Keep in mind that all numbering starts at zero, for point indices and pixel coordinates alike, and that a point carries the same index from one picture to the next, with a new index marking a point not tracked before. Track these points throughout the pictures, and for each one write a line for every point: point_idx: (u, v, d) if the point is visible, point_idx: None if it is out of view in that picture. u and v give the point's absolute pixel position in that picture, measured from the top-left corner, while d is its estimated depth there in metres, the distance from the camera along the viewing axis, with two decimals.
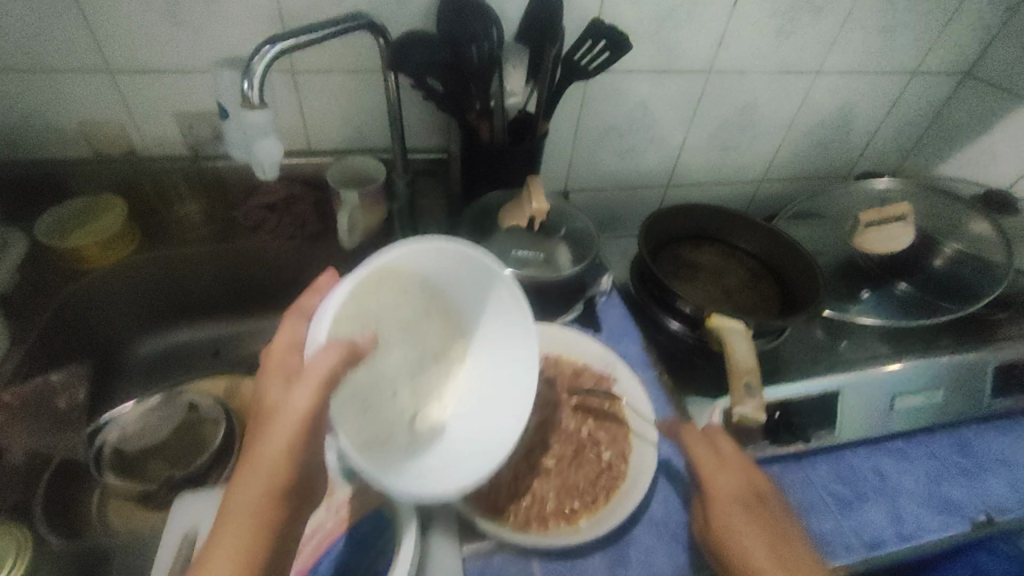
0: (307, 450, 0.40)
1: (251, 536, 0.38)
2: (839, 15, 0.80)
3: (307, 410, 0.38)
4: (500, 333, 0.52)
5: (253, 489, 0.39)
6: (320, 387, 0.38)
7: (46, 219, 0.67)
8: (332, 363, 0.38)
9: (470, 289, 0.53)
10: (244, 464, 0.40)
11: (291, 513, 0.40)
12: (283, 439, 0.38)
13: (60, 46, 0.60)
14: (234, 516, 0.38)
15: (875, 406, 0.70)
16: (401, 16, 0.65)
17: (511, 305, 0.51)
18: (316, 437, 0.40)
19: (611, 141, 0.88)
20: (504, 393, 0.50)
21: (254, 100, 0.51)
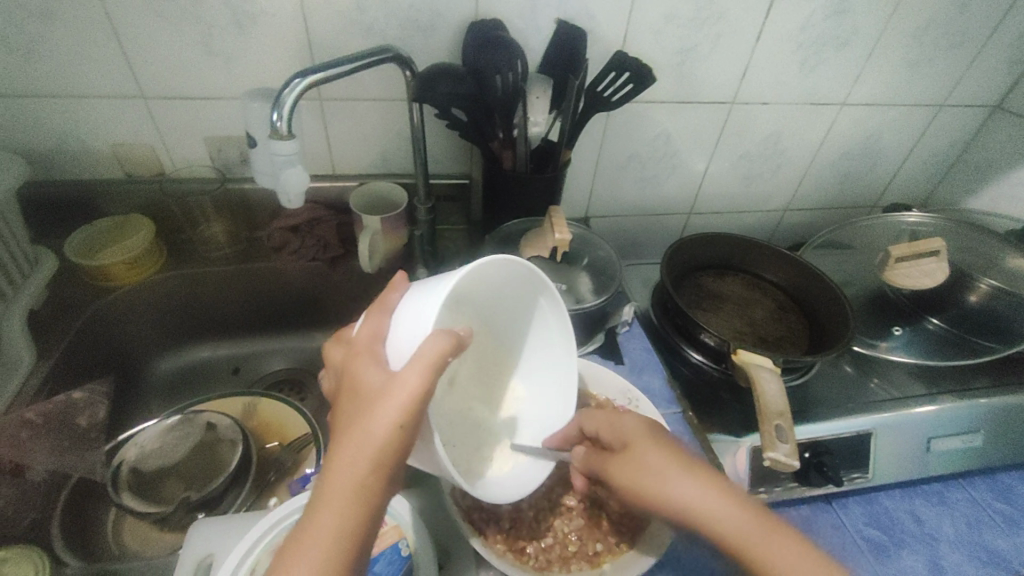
0: (414, 435, 0.37)
1: (350, 518, 0.36)
2: (866, 47, 0.79)
3: (419, 391, 0.36)
4: (542, 347, 0.55)
5: (354, 471, 0.36)
6: (434, 369, 0.36)
7: (75, 237, 0.68)
8: (449, 348, 0.36)
9: (511, 306, 0.55)
10: (344, 443, 0.37)
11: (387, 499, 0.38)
12: (392, 417, 0.35)
13: (98, 73, 0.62)
14: (333, 499, 0.36)
15: (910, 449, 0.67)
16: (428, 46, 0.66)
17: (552, 322, 0.52)
18: (426, 420, 0.37)
19: (633, 169, 0.87)
20: (555, 406, 0.52)
21: (283, 131, 0.52)
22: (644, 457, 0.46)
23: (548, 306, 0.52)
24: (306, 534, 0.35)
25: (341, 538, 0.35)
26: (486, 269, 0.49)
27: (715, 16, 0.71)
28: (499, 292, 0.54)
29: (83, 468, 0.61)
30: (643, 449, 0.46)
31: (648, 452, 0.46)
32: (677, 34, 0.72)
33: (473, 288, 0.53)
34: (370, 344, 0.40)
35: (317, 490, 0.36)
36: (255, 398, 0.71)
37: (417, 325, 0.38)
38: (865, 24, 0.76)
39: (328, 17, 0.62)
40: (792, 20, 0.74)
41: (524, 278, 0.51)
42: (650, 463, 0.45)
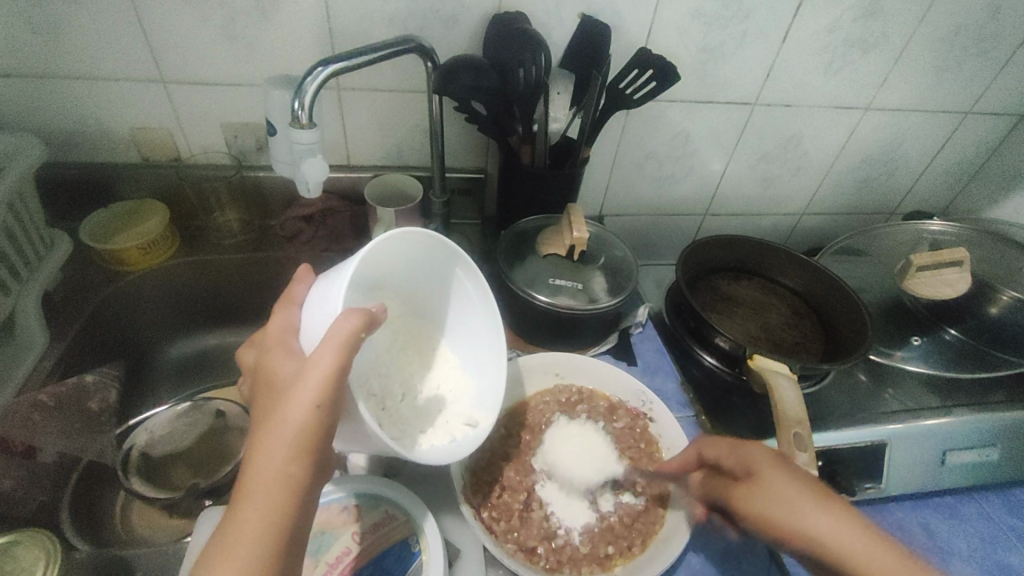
0: (334, 417, 0.36)
1: (275, 508, 0.35)
2: (893, 51, 0.78)
3: (332, 373, 0.35)
4: (468, 321, 0.52)
5: (276, 460, 0.35)
6: (345, 349, 0.35)
7: (91, 221, 0.68)
8: (359, 324, 0.36)
9: (431, 283, 0.53)
10: (263, 435, 0.36)
11: (314, 487, 0.37)
12: (308, 400, 0.35)
13: (119, 55, 0.62)
14: (256, 492, 0.35)
15: (925, 461, 0.66)
16: (449, 37, 0.66)
17: (471, 292, 0.50)
18: (343, 399, 0.37)
19: (651, 169, 0.86)
20: (485, 378, 0.50)
21: (304, 120, 0.52)
22: (785, 486, 0.42)
23: (465, 276, 0.50)
24: (231, 530, 0.34)
25: (266, 532, 0.34)
26: (396, 242, 0.47)
27: (741, 15, 0.70)
28: (414, 268, 0.51)
29: (92, 451, 0.61)
30: (778, 479, 0.43)
31: (791, 484, 0.42)
32: (702, 32, 0.71)
33: (384, 266, 0.50)
34: (285, 335, 0.41)
35: (241, 485, 0.36)
36: None
37: (326, 309, 0.39)
38: (895, 27, 0.75)
39: (349, 6, 0.61)
40: (820, 21, 0.72)
41: (435, 248, 0.49)
42: (790, 494, 0.42)
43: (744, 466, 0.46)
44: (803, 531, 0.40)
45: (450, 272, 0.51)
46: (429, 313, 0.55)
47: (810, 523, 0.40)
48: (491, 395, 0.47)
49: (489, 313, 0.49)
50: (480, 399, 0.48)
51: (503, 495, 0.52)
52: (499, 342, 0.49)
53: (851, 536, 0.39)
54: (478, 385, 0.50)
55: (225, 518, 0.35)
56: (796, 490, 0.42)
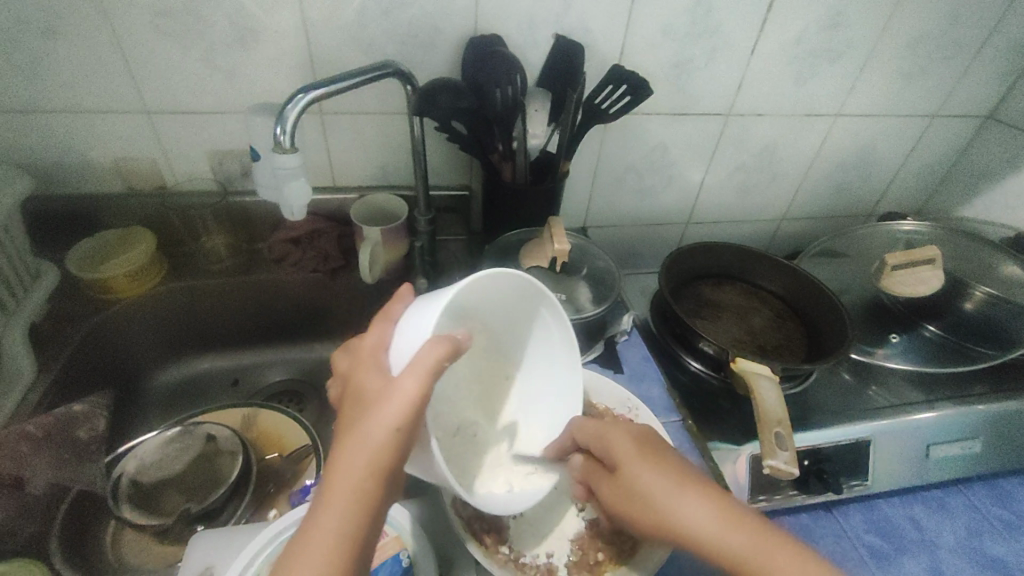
0: (411, 441, 0.37)
1: (349, 523, 0.36)
2: (858, 59, 0.81)
3: (416, 396, 0.36)
4: (553, 359, 0.53)
5: (352, 476, 0.36)
6: (430, 373, 0.36)
7: (77, 250, 0.69)
8: (446, 354, 0.37)
9: (517, 316, 0.54)
10: (342, 449, 0.37)
11: (383, 508, 0.38)
12: (390, 420, 0.36)
13: (103, 89, 0.63)
14: (334, 505, 0.36)
15: (909, 456, 0.67)
16: (428, 61, 0.68)
17: (556, 332, 0.52)
18: (424, 424, 0.37)
19: (630, 180, 0.88)
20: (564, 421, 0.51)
21: (286, 144, 0.52)
22: (655, 480, 0.44)
23: (552, 316, 0.51)
24: (307, 537, 0.35)
25: (338, 545, 0.35)
26: (486, 282, 0.47)
27: (709, 30, 0.73)
28: (504, 301, 0.53)
29: (82, 481, 0.60)
30: (643, 469, 0.45)
31: (650, 467, 0.45)
32: (672, 48, 0.73)
33: (478, 299, 0.51)
34: (373, 352, 0.42)
35: (319, 495, 0.37)
36: (253, 410, 0.71)
37: (416, 331, 0.39)
38: (856, 38, 0.78)
39: (329, 33, 0.63)
40: (786, 33, 0.75)
41: (522, 289, 0.50)
42: (658, 482, 0.44)
43: (609, 456, 0.46)
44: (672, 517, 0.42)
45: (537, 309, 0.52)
46: (510, 341, 0.56)
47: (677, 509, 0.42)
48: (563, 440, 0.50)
49: (571, 357, 0.51)
50: (551, 437, 0.51)
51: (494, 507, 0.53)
52: (577, 387, 0.51)
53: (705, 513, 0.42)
54: (551, 423, 0.52)
55: (301, 525, 0.36)
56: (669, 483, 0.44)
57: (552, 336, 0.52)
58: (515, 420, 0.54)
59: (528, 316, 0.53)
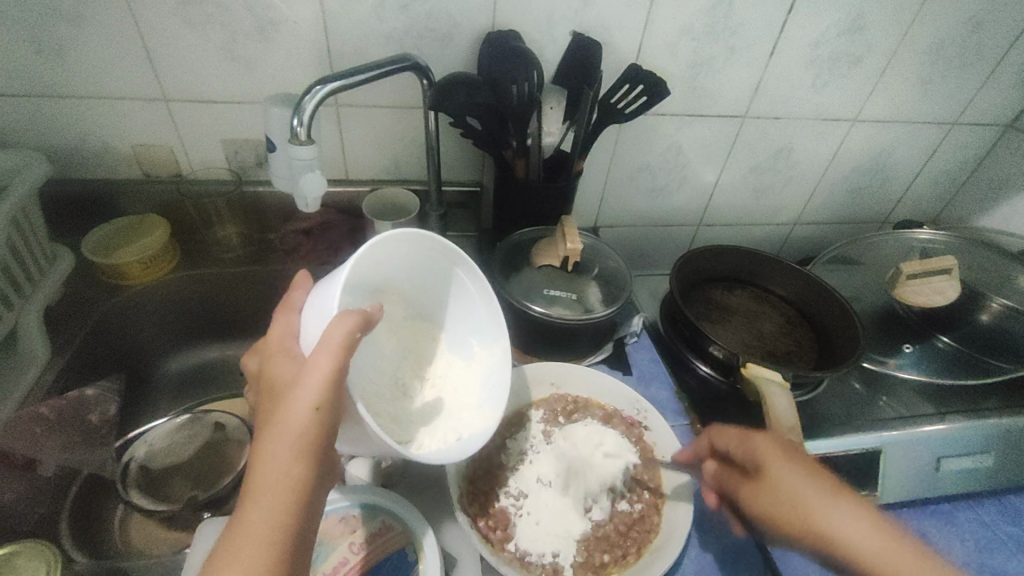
0: (336, 418, 0.37)
1: (281, 512, 0.35)
2: (879, 64, 0.80)
3: (333, 373, 0.36)
4: (468, 317, 0.53)
5: (279, 463, 0.36)
6: (343, 347, 0.36)
7: (93, 235, 0.69)
8: (357, 323, 0.38)
9: (429, 282, 0.54)
10: (266, 439, 0.37)
11: (320, 490, 0.38)
12: (308, 401, 0.36)
13: (122, 76, 0.63)
14: (261, 497, 0.35)
15: (920, 468, 0.66)
16: (445, 55, 0.68)
17: (471, 289, 0.52)
18: (346, 401, 0.37)
19: (644, 181, 0.88)
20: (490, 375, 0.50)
21: (302, 136, 0.53)
22: (809, 485, 0.43)
23: (465, 272, 0.52)
24: (236, 535, 0.34)
25: (272, 533, 0.35)
26: (395, 240, 0.47)
27: (729, 32, 0.72)
28: (412, 268, 0.52)
29: (92, 465, 0.62)
30: (800, 474, 0.44)
31: (800, 475, 0.44)
32: (691, 48, 0.73)
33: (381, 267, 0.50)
34: (286, 343, 0.42)
35: (245, 490, 0.36)
36: None
37: (323, 312, 0.40)
38: (878, 42, 0.77)
39: (348, 26, 0.63)
40: (807, 35, 0.74)
41: (433, 246, 0.50)
42: (834, 510, 0.41)
43: (756, 461, 0.46)
44: (829, 533, 0.40)
45: (448, 269, 0.52)
46: (426, 312, 0.55)
47: (834, 523, 0.40)
48: (499, 392, 0.48)
49: (490, 310, 0.51)
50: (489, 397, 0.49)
51: (499, 503, 0.53)
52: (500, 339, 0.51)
53: (866, 532, 0.40)
54: (484, 381, 0.51)
55: (230, 522, 0.36)
56: (825, 491, 0.42)
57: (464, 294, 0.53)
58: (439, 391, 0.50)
59: (440, 281, 0.53)
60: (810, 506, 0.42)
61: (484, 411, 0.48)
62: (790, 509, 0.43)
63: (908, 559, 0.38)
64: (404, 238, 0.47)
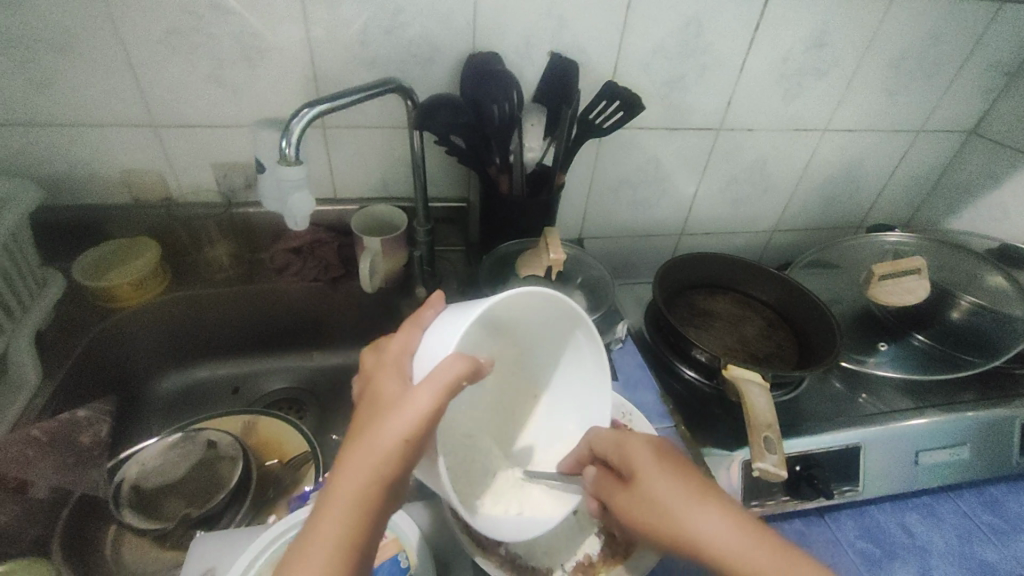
0: (419, 456, 0.38)
1: (347, 533, 0.36)
2: (843, 76, 0.84)
3: (431, 409, 0.37)
4: (582, 381, 0.52)
5: (359, 480, 0.37)
6: (447, 388, 0.37)
7: (82, 259, 0.70)
8: (466, 372, 0.38)
9: (554, 339, 0.54)
10: (352, 454, 0.38)
11: (384, 519, 0.38)
12: (400, 432, 0.37)
13: (113, 104, 0.65)
14: (334, 509, 0.37)
15: (899, 462, 0.69)
16: (428, 77, 0.70)
17: (588, 362, 0.51)
18: (433, 439, 0.38)
19: (625, 193, 0.91)
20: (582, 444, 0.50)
21: (292, 157, 0.54)
22: (700, 518, 0.40)
23: (586, 345, 0.50)
24: (305, 539, 0.36)
25: (338, 547, 0.36)
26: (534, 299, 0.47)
27: (700, 50, 0.76)
28: (544, 322, 0.52)
29: (83, 485, 0.60)
30: (685, 506, 0.41)
31: (675, 480, 0.43)
32: (664, 66, 0.76)
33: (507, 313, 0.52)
34: (399, 358, 0.43)
35: (320, 499, 0.38)
36: (254, 416, 0.72)
37: (442, 343, 0.40)
38: (841, 57, 0.81)
39: (333, 53, 0.66)
40: (773, 51, 0.78)
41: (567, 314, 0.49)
42: (700, 519, 0.40)
43: (628, 466, 0.44)
44: (697, 535, 0.40)
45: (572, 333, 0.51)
46: (540, 360, 0.56)
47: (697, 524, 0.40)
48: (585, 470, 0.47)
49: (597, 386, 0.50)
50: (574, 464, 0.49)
51: None
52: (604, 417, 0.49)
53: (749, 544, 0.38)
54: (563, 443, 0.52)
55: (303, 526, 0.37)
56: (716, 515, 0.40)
57: (582, 358, 0.51)
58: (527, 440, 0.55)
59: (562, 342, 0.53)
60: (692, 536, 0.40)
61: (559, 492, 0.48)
62: (658, 520, 0.42)
63: (761, 553, 0.37)
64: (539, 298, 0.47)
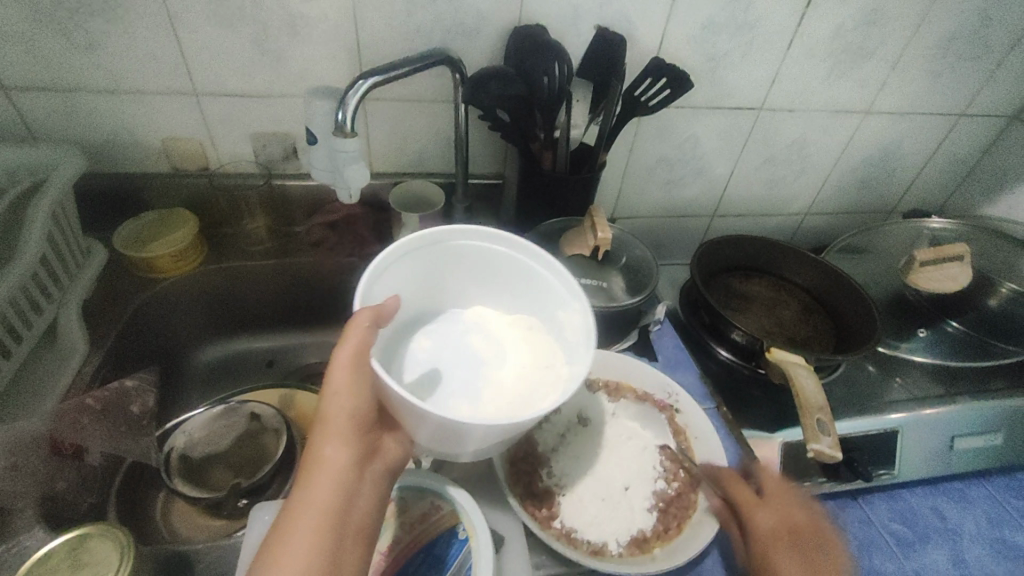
0: (362, 401, 0.42)
1: (329, 490, 0.40)
2: (891, 57, 0.81)
3: (352, 360, 0.41)
4: (545, 293, 0.51)
5: (323, 443, 0.42)
6: (358, 334, 0.41)
7: (123, 230, 0.70)
8: (371, 319, 0.43)
9: (496, 273, 0.53)
10: (314, 426, 0.43)
11: (363, 469, 0.42)
12: (337, 388, 0.42)
13: (154, 71, 0.64)
14: (311, 476, 0.41)
15: (935, 447, 0.69)
16: (471, 48, 0.69)
17: (531, 266, 0.51)
18: (368, 382, 0.42)
19: (661, 172, 0.89)
20: (580, 343, 0.47)
21: (347, 128, 0.53)
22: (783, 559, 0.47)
23: (517, 251, 0.51)
24: (293, 508, 0.40)
25: (319, 503, 0.40)
26: (432, 250, 0.51)
27: (748, 26, 0.73)
28: (473, 266, 0.53)
29: (137, 451, 0.60)
30: (780, 553, 0.47)
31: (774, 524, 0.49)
32: (711, 41, 0.74)
33: (439, 279, 0.53)
34: None
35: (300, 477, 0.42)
36: (291, 390, 0.73)
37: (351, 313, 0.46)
38: (890, 36, 0.79)
39: (378, 21, 0.64)
40: (822, 29, 0.76)
41: (483, 237, 0.51)
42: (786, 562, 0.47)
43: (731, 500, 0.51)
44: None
45: (505, 255, 0.52)
46: (509, 311, 0.54)
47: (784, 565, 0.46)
48: (585, 353, 0.45)
49: (555, 274, 0.49)
50: (582, 362, 0.45)
51: (544, 484, 0.53)
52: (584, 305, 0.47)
53: None
54: (565, 355, 0.48)
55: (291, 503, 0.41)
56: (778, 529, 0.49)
57: (526, 274, 0.52)
58: (521, 376, 0.48)
59: (507, 274, 0.53)
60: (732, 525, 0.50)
61: (573, 380, 0.44)
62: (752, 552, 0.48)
63: None
64: (449, 253, 0.51)
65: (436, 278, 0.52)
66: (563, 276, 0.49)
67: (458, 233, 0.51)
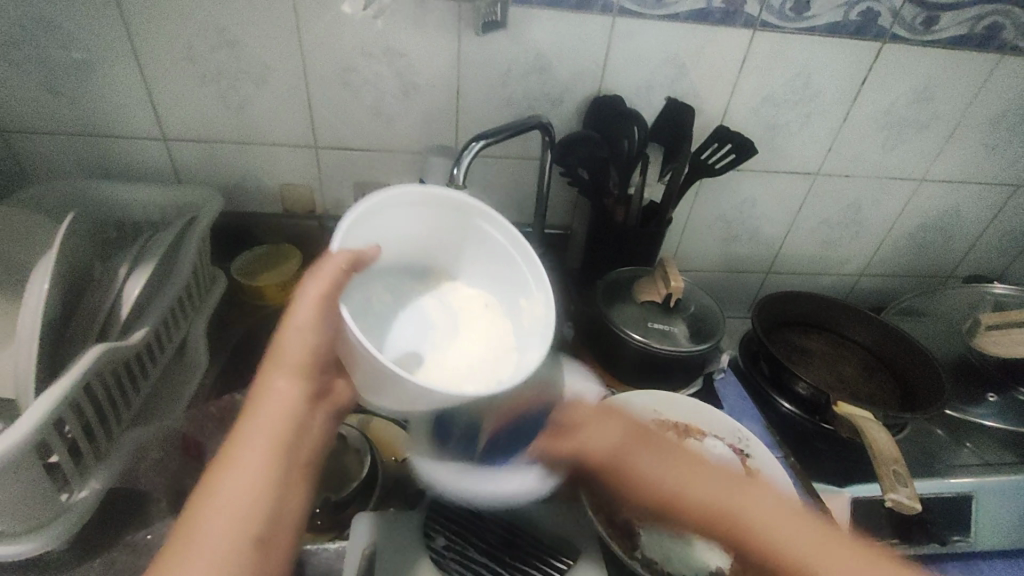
0: (325, 342, 0.46)
1: (279, 423, 0.43)
2: (944, 130, 0.86)
3: (320, 300, 0.46)
4: (510, 276, 0.58)
5: (280, 379, 0.45)
6: (332, 278, 0.46)
7: (238, 261, 0.80)
8: (346, 260, 0.48)
9: (466, 247, 0.60)
10: (271, 364, 0.46)
11: (314, 410, 0.46)
12: (300, 325, 0.45)
13: (283, 126, 0.75)
14: (265, 409, 0.44)
15: (1013, 516, 0.68)
16: (554, 115, 0.78)
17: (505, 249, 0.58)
18: (330, 326, 0.46)
19: (719, 229, 0.95)
20: (534, 329, 0.53)
21: (458, 180, 0.62)
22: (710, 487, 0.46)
23: (493, 230, 0.58)
24: (242, 436, 0.42)
25: (270, 434, 0.43)
26: (411, 209, 0.56)
27: (806, 100, 0.80)
28: (446, 238, 0.59)
29: None
30: (711, 478, 0.46)
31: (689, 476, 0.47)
32: (771, 112, 0.81)
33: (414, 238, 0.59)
34: None
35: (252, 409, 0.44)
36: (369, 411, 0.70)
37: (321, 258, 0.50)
38: (942, 111, 0.84)
39: (476, 91, 0.74)
40: (877, 103, 0.82)
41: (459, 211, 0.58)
42: (718, 486, 0.46)
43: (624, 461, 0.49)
44: (732, 512, 0.44)
45: (479, 231, 0.59)
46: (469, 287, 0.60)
47: (731, 508, 0.44)
48: (540, 334, 0.52)
49: (527, 261, 0.57)
50: (533, 347, 0.51)
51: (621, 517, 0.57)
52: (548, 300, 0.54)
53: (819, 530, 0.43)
54: (519, 336, 0.54)
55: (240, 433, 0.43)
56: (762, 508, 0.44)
57: (499, 255, 0.59)
58: (470, 348, 0.53)
59: (478, 251, 0.60)
60: (671, 489, 0.46)
61: (522, 361, 0.50)
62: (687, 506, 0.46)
63: (792, 522, 0.43)
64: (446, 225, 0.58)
65: (409, 236, 0.58)
66: (533, 267, 0.56)
67: (439, 200, 0.57)
